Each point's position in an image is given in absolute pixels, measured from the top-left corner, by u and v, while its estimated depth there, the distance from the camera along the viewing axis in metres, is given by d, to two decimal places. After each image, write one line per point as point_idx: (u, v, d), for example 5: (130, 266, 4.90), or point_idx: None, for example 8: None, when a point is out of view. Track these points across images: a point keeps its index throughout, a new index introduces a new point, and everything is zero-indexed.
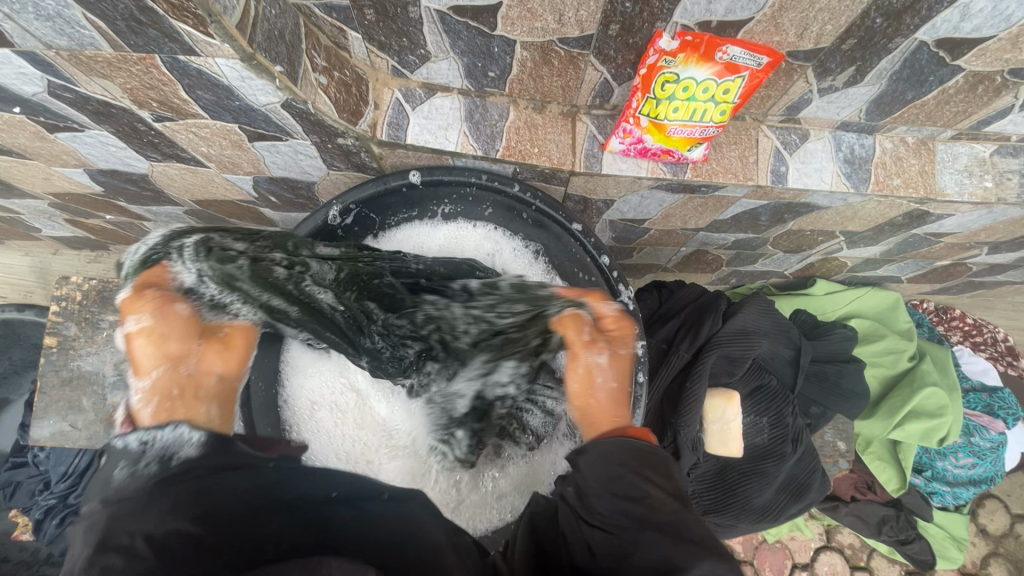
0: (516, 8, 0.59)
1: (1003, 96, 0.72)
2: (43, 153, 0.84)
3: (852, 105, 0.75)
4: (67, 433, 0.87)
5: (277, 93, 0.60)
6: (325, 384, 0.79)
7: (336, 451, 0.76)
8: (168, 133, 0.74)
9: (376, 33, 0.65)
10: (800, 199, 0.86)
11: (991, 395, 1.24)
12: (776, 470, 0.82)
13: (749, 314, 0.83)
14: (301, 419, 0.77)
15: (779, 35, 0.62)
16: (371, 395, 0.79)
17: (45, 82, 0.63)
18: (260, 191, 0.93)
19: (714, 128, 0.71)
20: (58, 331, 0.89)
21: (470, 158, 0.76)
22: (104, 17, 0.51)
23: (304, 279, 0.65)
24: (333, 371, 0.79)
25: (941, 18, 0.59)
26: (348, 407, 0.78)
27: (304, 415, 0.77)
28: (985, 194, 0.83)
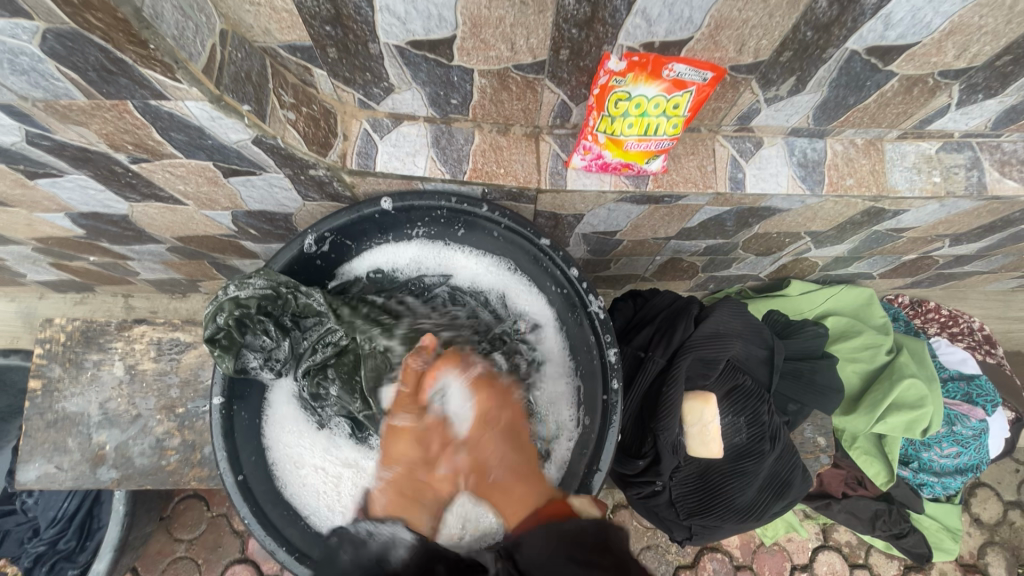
0: (470, 39, 0.63)
1: (938, 96, 0.76)
2: (25, 201, 0.86)
3: (800, 112, 0.79)
4: (53, 474, 0.88)
5: (247, 130, 0.63)
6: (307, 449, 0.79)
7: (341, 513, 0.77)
8: (145, 174, 0.76)
9: (341, 70, 0.68)
10: (760, 203, 0.89)
11: (969, 383, 1.27)
12: (756, 468, 0.83)
13: (719, 316, 0.85)
14: (287, 471, 0.78)
15: (720, 51, 0.66)
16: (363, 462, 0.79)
17: (23, 132, 0.66)
18: (240, 225, 0.95)
19: (669, 141, 0.75)
20: (42, 373, 0.90)
21: (440, 181, 0.79)
22: (77, 68, 0.54)
23: (244, 308, 0.71)
24: (322, 447, 0.79)
25: (867, 28, 0.63)
26: (342, 476, 0.78)
27: (291, 474, 0.78)
28: (935, 189, 0.87)
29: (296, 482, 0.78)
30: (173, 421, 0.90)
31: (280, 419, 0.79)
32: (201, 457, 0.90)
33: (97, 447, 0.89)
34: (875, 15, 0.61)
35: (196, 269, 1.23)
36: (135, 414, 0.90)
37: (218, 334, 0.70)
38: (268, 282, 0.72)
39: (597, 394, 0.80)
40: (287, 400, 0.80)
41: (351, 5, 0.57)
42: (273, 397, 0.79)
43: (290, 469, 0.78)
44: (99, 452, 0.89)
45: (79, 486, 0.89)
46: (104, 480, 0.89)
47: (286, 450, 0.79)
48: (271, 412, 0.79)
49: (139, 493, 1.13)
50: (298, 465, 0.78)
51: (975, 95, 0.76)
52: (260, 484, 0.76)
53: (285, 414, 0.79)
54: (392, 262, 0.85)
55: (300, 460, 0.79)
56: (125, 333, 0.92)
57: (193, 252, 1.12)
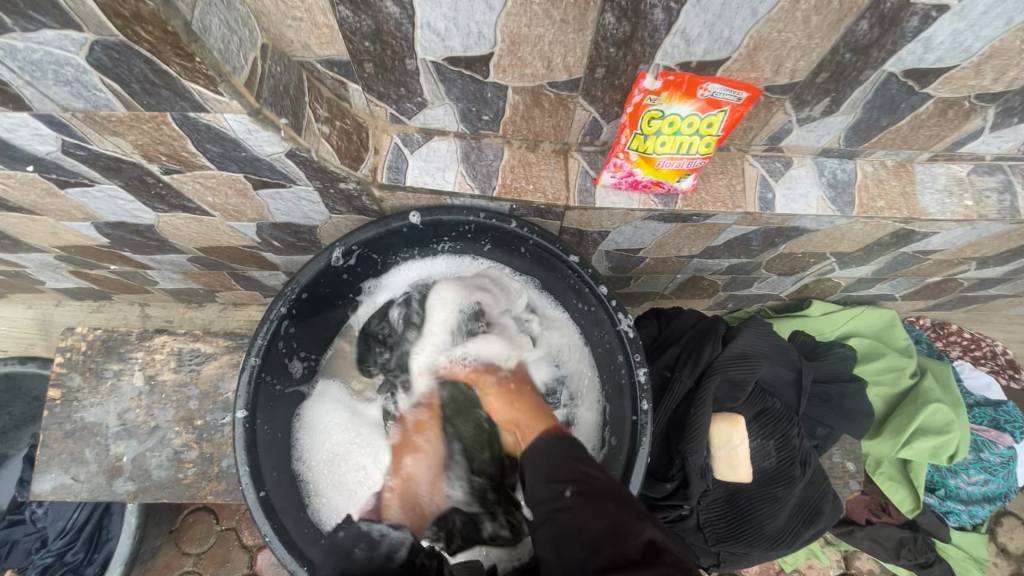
0: (507, 57, 0.63)
1: (972, 119, 0.75)
2: (53, 209, 0.86)
3: (831, 133, 0.78)
4: (69, 485, 0.87)
5: (282, 143, 0.63)
6: (337, 447, 0.86)
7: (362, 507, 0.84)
8: (175, 185, 0.76)
9: (376, 85, 0.68)
10: (788, 223, 0.88)
11: (996, 409, 1.25)
12: (787, 494, 0.81)
13: (748, 337, 0.83)
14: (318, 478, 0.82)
15: (756, 72, 0.66)
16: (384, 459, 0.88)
17: (59, 142, 0.66)
18: (263, 237, 0.95)
19: (701, 160, 0.75)
20: (62, 383, 0.89)
21: (469, 197, 0.79)
22: (120, 80, 0.54)
23: (291, 322, 0.78)
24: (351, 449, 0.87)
25: (906, 51, 0.62)
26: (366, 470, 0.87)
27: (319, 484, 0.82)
28: (967, 211, 0.85)
29: (329, 484, 0.83)
30: (191, 433, 0.89)
31: (318, 424, 0.85)
32: (218, 470, 0.89)
33: (115, 459, 0.88)
34: (915, 38, 0.60)
35: (214, 280, 1.23)
36: (153, 426, 0.89)
37: (262, 345, 0.75)
38: (302, 297, 0.77)
39: (626, 415, 0.78)
40: (330, 404, 0.87)
41: (392, 21, 0.58)
42: (313, 403, 0.85)
43: (328, 472, 0.83)
44: (115, 464, 0.87)
45: (95, 497, 0.87)
46: (120, 492, 0.87)
47: (325, 453, 0.84)
48: (310, 418, 0.84)
49: (151, 506, 1.12)
50: (336, 467, 0.84)
51: (1010, 118, 0.75)
52: (279, 498, 0.75)
53: (325, 417, 0.86)
54: (428, 269, 0.88)
55: (339, 461, 0.85)
56: (146, 343, 0.91)
57: (214, 262, 1.12)
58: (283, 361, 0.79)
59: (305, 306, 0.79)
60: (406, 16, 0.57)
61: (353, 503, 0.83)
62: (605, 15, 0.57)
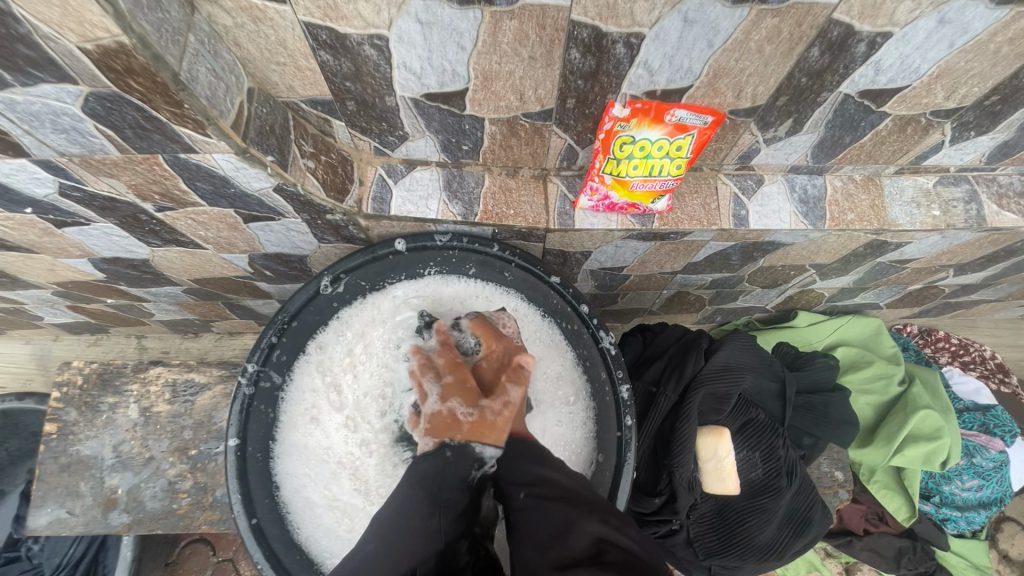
0: (480, 91, 0.66)
1: (930, 134, 0.78)
2: (51, 248, 0.89)
3: (798, 151, 0.82)
4: (65, 519, 0.87)
5: (269, 179, 0.66)
6: (315, 476, 0.78)
7: (336, 538, 0.77)
8: (168, 221, 0.79)
9: (358, 120, 0.71)
10: (764, 238, 0.91)
11: (985, 414, 1.24)
12: (775, 504, 0.81)
13: (730, 351, 0.86)
14: (300, 510, 0.77)
15: (719, 97, 0.69)
16: (356, 494, 0.78)
17: (57, 185, 0.69)
18: (255, 267, 0.98)
19: (673, 181, 0.78)
20: (58, 417, 0.90)
21: (452, 223, 0.82)
22: (113, 126, 0.57)
23: (276, 346, 0.79)
24: (325, 479, 0.78)
25: (858, 74, 0.66)
26: (340, 502, 0.78)
27: (300, 511, 0.77)
28: (935, 221, 0.88)
29: (305, 508, 0.77)
30: (185, 463, 0.90)
31: (294, 443, 0.78)
32: (212, 500, 0.89)
33: (110, 491, 0.88)
34: (865, 63, 0.64)
35: (210, 310, 1.25)
36: (148, 457, 0.90)
37: (250, 370, 0.77)
38: (289, 323, 0.79)
39: (610, 431, 0.80)
40: (308, 411, 0.79)
41: (370, 63, 0.61)
42: (290, 412, 0.79)
43: (303, 486, 0.77)
44: (111, 496, 0.88)
45: (90, 531, 0.88)
46: (115, 525, 0.88)
47: (300, 469, 0.78)
48: (286, 430, 0.78)
49: (147, 537, 1.13)
50: (303, 483, 0.77)
51: (967, 132, 0.78)
52: (273, 526, 0.75)
53: (304, 425, 0.79)
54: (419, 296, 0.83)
55: (308, 475, 0.78)
56: (141, 375, 0.93)
57: (209, 293, 1.14)
58: (268, 386, 0.78)
59: (293, 330, 0.80)
60: (383, 58, 0.61)
61: (326, 530, 0.77)
62: (570, 51, 0.61)
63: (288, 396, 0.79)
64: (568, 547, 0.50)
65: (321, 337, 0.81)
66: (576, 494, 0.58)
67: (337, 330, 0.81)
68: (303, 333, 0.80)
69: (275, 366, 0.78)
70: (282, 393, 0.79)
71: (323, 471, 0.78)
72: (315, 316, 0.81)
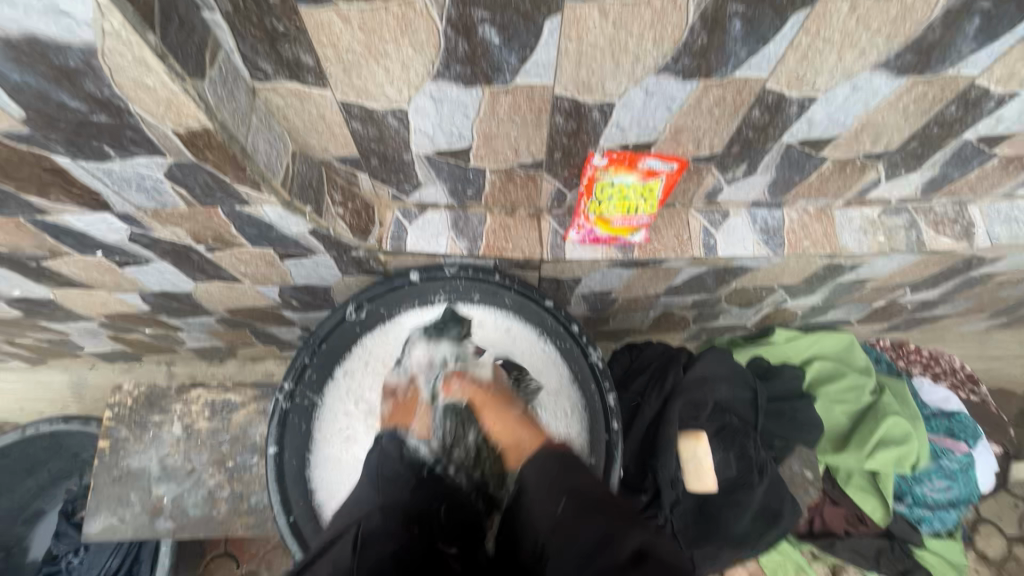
0: (482, 148, 0.80)
1: (867, 173, 0.92)
2: (109, 284, 1.01)
3: (756, 189, 0.95)
4: (116, 526, 0.98)
5: (307, 224, 0.79)
6: (343, 479, 0.89)
7: None
8: (215, 260, 0.92)
9: (380, 173, 0.85)
10: (732, 263, 1.04)
11: (951, 419, 1.35)
12: (748, 498, 0.92)
13: (707, 363, 0.97)
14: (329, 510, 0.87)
15: (681, 148, 0.82)
16: None
17: (128, 232, 0.82)
18: (284, 297, 1.10)
19: (647, 218, 0.91)
20: (110, 434, 1.01)
21: (459, 257, 0.95)
22: (187, 186, 0.70)
23: (307, 366, 0.90)
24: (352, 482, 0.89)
25: (795, 128, 0.79)
26: None
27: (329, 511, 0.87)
28: (880, 246, 1.01)
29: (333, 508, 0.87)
30: (224, 473, 1.01)
31: (324, 450, 0.89)
32: (247, 506, 1.00)
33: (156, 500, 0.99)
34: (799, 120, 0.77)
35: (237, 337, 1.37)
36: (190, 468, 1.01)
37: (286, 387, 0.89)
38: (319, 345, 0.91)
39: (600, 435, 0.90)
40: (337, 422, 0.91)
41: (392, 129, 0.75)
42: (322, 423, 0.90)
43: (331, 489, 0.88)
44: (157, 505, 0.99)
45: (139, 536, 0.98)
46: (161, 530, 0.98)
47: (330, 473, 0.89)
48: (318, 440, 0.90)
49: (181, 547, 1.22)
50: (331, 485, 0.88)
51: (899, 170, 0.91)
52: (307, 525, 0.85)
53: (333, 434, 0.90)
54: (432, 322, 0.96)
55: (337, 479, 0.88)
56: (183, 396, 1.04)
57: (239, 322, 1.26)
58: (302, 401, 0.90)
59: (322, 352, 0.92)
60: (402, 126, 0.74)
61: None
62: (555, 116, 0.74)
63: (319, 408, 0.91)
64: (615, 556, 0.53)
65: (347, 357, 0.93)
66: (609, 500, 0.61)
67: (361, 351, 0.94)
68: (331, 353, 0.92)
69: (308, 383, 0.90)
70: (315, 407, 0.90)
71: (351, 474, 0.89)
72: (341, 339, 0.93)
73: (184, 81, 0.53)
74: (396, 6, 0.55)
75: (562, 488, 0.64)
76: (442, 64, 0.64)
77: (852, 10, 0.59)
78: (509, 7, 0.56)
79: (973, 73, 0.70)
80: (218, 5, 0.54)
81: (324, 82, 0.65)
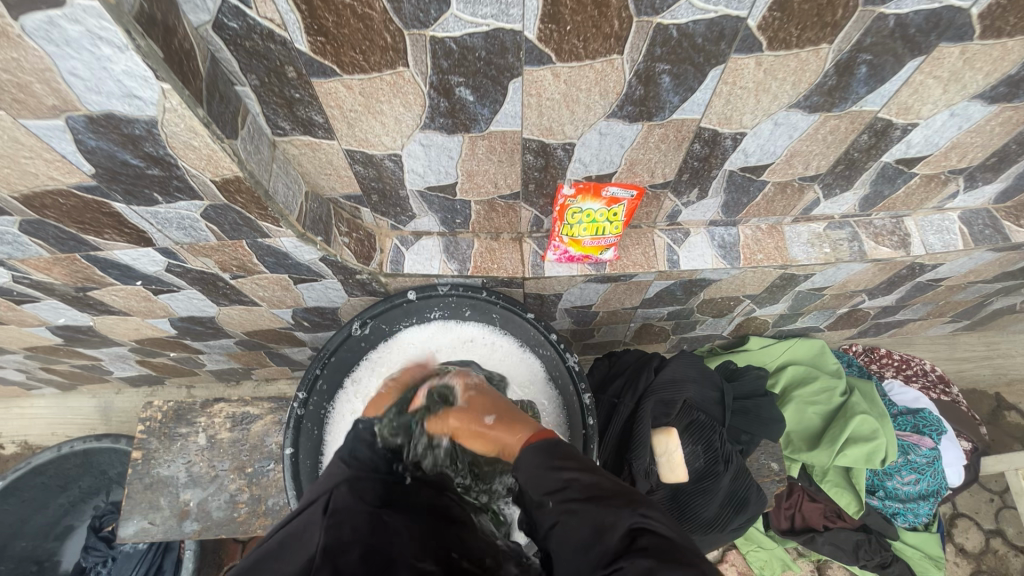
0: (467, 183, 0.93)
1: (806, 193, 1.04)
2: (143, 310, 1.14)
3: (711, 210, 1.08)
4: (148, 528, 1.09)
5: (318, 252, 0.93)
6: None
7: None
8: (238, 286, 1.05)
9: (380, 208, 0.99)
10: (695, 276, 1.16)
11: (916, 416, 1.44)
12: (716, 486, 1.01)
13: (675, 367, 1.07)
14: None
15: (638, 177, 0.96)
16: None
17: (165, 264, 0.95)
18: (297, 319, 1.23)
19: (614, 238, 1.04)
20: (143, 446, 1.13)
21: (450, 277, 1.08)
22: (218, 223, 0.84)
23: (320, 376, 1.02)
24: None
25: (734, 158, 0.93)
26: None
27: None
28: (827, 256, 1.13)
29: None
30: (243, 479, 1.12)
31: (335, 449, 1.01)
32: (265, 508, 1.10)
33: (184, 504, 1.10)
34: (735, 151, 0.91)
35: (252, 359, 1.49)
36: (214, 474, 1.12)
37: (301, 395, 1.00)
38: (331, 359, 1.03)
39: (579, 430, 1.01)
40: (345, 425, 1.03)
41: (389, 170, 0.89)
42: (333, 426, 1.02)
43: None
44: (184, 508, 1.09)
45: (168, 537, 1.09)
46: (187, 531, 1.09)
47: None
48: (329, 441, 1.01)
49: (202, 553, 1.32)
50: None
51: (835, 189, 1.04)
52: None
53: (342, 436, 1.02)
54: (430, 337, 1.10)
55: None
56: (207, 409, 1.16)
57: (255, 344, 1.39)
58: (316, 406, 1.02)
59: (333, 363, 1.04)
60: (398, 168, 0.88)
61: None
62: (526, 155, 0.88)
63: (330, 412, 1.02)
64: (611, 539, 0.60)
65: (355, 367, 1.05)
66: (602, 486, 0.66)
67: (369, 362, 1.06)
68: (341, 364, 1.04)
69: (322, 391, 1.03)
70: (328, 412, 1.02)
71: None
72: (350, 351, 1.05)
73: (222, 141, 0.67)
74: (389, 76, 0.69)
75: (558, 467, 0.70)
76: (428, 118, 0.78)
77: (759, 65, 0.73)
78: (479, 72, 0.70)
79: (874, 108, 0.83)
80: (249, 80, 0.69)
81: (332, 135, 0.80)
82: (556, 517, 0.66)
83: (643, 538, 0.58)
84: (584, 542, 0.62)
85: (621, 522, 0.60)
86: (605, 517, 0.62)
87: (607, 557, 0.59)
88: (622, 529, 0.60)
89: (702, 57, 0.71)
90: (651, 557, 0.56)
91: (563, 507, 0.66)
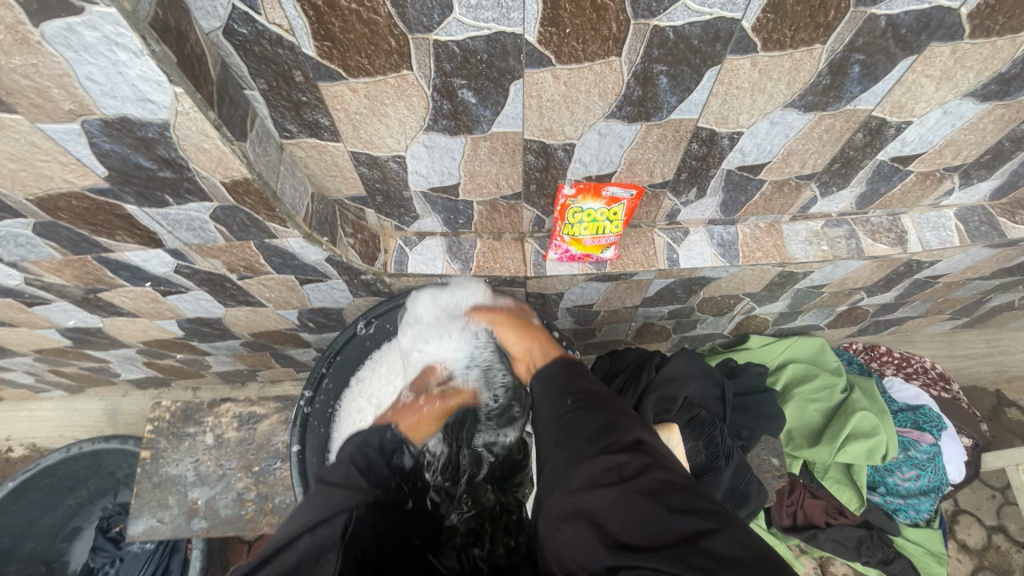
0: (470, 184, 0.95)
1: (804, 191, 1.06)
2: (152, 311, 1.16)
3: (709, 209, 1.10)
4: (156, 526, 1.10)
5: (324, 253, 0.95)
6: None
7: None
8: (245, 286, 1.07)
9: (384, 209, 1.01)
10: (695, 274, 1.18)
11: (916, 412, 1.45)
12: (716, 481, 1.02)
13: (676, 363, 1.09)
14: None
15: (638, 177, 0.97)
16: None
17: (174, 265, 0.97)
18: (302, 319, 1.25)
19: (614, 236, 1.06)
20: (151, 445, 1.15)
21: (453, 276, 1.09)
22: (227, 224, 0.86)
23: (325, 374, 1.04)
24: None
25: (731, 156, 0.94)
26: None
27: None
28: (825, 254, 1.14)
29: None
30: (251, 477, 1.13)
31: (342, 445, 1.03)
32: (272, 506, 1.12)
33: (191, 502, 1.11)
34: (732, 151, 0.93)
35: (258, 360, 1.51)
36: (221, 473, 1.13)
37: (307, 393, 1.02)
38: (335, 358, 1.05)
39: None
40: (352, 421, 1.06)
41: (393, 172, 0.91)
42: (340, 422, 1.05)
43: None
44: (192, 506, 1.11)
45: (176, 535, 1.10)
46: (195, 529, 1.10)
47: None
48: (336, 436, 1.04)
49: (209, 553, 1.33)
50: None
51: (832, 187, 1.06)
52: None
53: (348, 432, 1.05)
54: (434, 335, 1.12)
55: None
56: (215, 409, 1.17)
57: (261, 345, 1.40)
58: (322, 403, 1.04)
59: (338, 361, 1.05)
60: (402, 169, 0.90)
61: None
62: (527, 156, 0.90)
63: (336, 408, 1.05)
64: (620, 438, 0.72)
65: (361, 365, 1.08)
66: (606, 400, 0.81)
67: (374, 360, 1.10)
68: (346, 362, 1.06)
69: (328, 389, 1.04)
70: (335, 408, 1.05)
71: None
72: (355, 350, 1.07)
73: (232, 143, 0.69)
74: (394, 79, 0.71)
75: (568, 390, 0.85)
76: (432, 119, 0.80)
77: (754, 65, 0.75)
78: (481, 75, 0.72)
79: (868, 107, 0.85)
80: (258, 85, 0.71)
81: (338, 137, 0.81)
82: (564, 420, 0.79)
83: (645, 445, 0.71)
84: (591, 436, 0.74)
85: (629, 430, 0.74)
86: (606, 437, 0.73)
87: (614, 448, 0.71)
88: (630, 435, 0.73)
89: (699, 58, 0.73)
90: (660, 475, 0.66)
91: (568, 415, 0.79)
